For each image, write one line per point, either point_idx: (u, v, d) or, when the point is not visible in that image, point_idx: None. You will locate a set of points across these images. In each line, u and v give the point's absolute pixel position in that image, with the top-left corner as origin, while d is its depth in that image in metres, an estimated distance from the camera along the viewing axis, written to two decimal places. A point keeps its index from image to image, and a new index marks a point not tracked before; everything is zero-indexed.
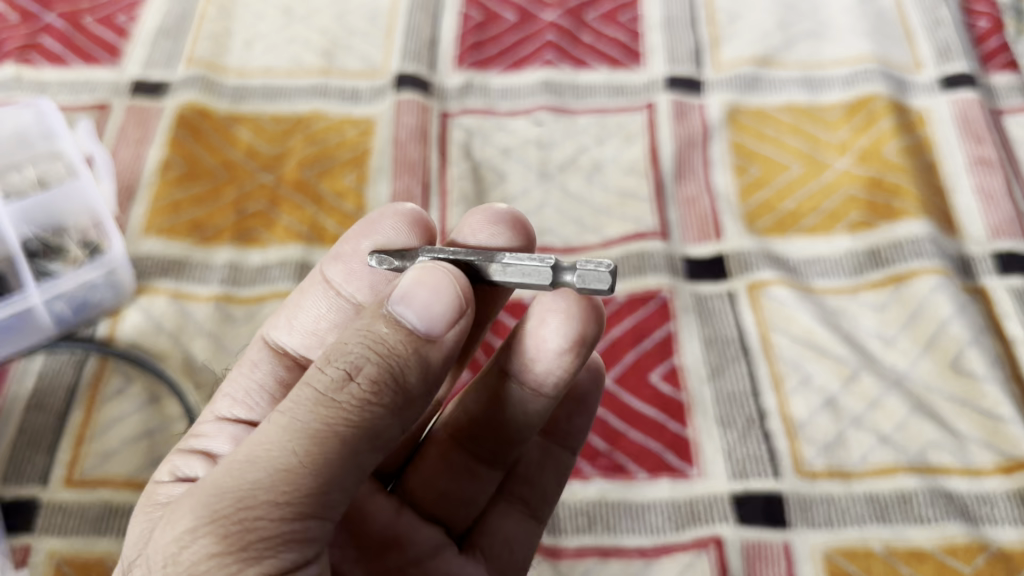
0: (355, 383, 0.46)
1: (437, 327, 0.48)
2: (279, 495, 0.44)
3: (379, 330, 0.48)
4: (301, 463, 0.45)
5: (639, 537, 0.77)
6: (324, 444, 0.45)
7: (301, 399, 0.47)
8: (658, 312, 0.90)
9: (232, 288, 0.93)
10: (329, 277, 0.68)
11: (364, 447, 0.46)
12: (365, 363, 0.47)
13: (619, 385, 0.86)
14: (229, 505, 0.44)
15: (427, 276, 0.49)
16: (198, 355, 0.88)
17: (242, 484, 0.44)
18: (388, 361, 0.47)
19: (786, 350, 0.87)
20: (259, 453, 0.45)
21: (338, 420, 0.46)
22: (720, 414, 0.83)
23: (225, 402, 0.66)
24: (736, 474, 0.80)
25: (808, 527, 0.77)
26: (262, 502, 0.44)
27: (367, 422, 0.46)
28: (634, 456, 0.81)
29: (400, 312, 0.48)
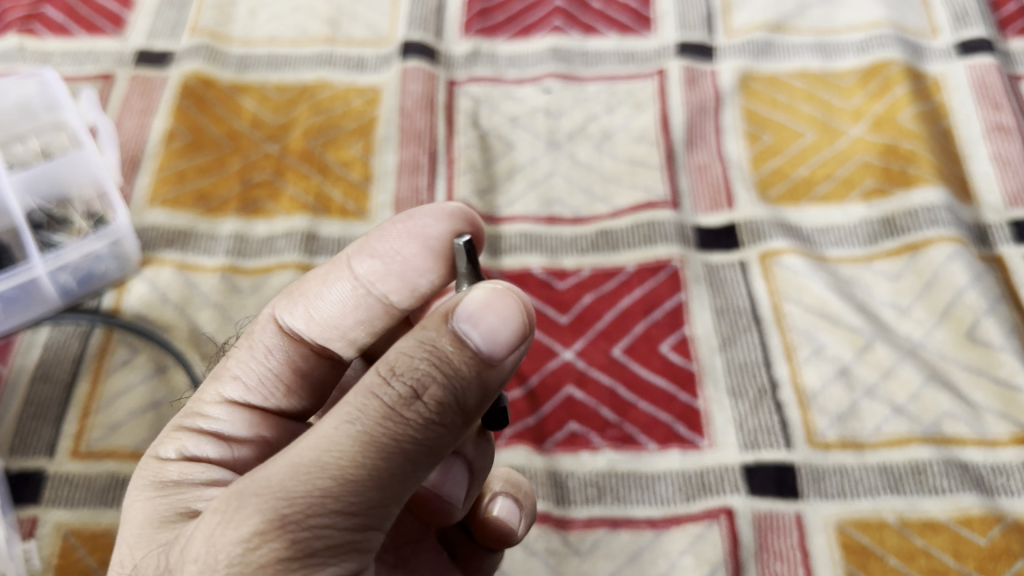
0: (422, 401, 0.44)
1: (499, 353, 0.46)
2: (348, 506, 0.43)
3: (444, 345, 0.45)
4: (370, 478, 0.43)
5: (649, 508, 0.76)
6: (392, 459, 0.43)
7: (361, 405, 0.44)
8: (668, 282, 0.89)
9: (238, 259, 0.92)
10: (358, 272, 0.58)
11: (423, 462, 0.45)
12: (433, 381, 0.44)
13: (628, 356, 0.85)
14: (297, 513, 0.42)
15: (497, 300, 0.46)
16: (204, 327, 0.87)
17: (312, 490, 0.42)
18: (454, 381, 0.45)
19: (798, 319, 0.86)
20: (323, 458, 0.42)
21: (406, 437, 0.44)
22: (731, 384, 0.82)
23: (234, 386, 0.57)
24: (748, 445, 0.79)
25: (821, 498, 0.76)
26: (330, 511, 0.42)
27: (429, 439, 0.45)
28: (643, 427, 0.80)
29: (463, 331, 0.45)
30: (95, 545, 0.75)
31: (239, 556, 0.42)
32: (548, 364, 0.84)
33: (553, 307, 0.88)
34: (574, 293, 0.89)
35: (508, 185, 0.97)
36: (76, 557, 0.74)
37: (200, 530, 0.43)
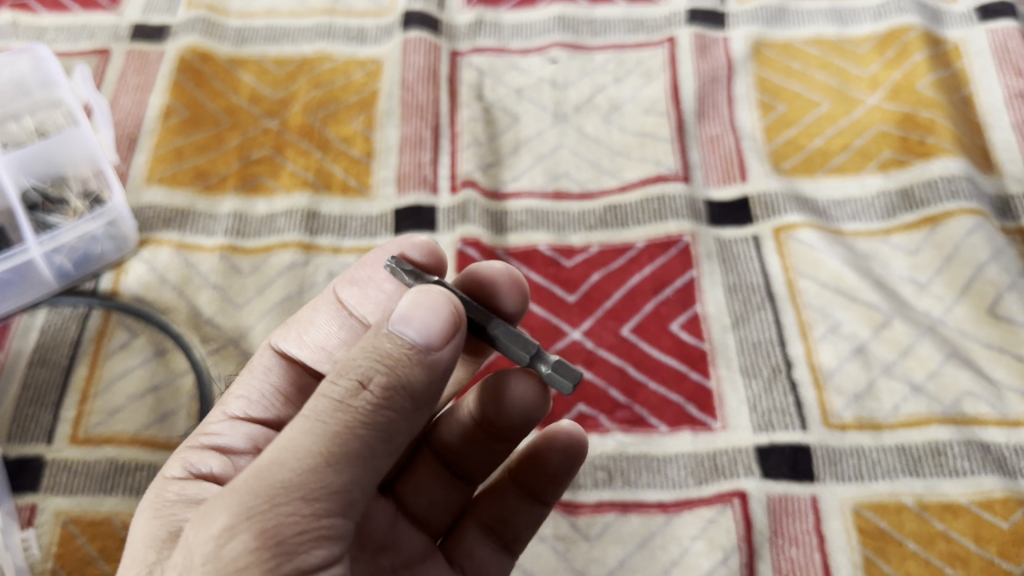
0: (368, 390, 0.45)
1: (433, 341, 0.46)
2: (309, 492, 0.43)
3: (384, 343, 0.46)
4: (325, 462, 0.43)
5: (660, 491, 0.74)
6: (345, 442, 0.44)
7: (314, 408, 0.45)
8: (679, 259, 0.87)
9: (237, 239, 0.90)
10: (341, 299, 0.65)
11: (380, 448, 0.45)
12: (375, 371, 0.45)
13: (637, 336, 0.82)
14: (262, 503, 0.42)
15: (424, 296, 0.47)
16: (204, 308, 0.85)
17: (273, 482, 0.43)
18: (396, 367, 0.45)
19: (813, 296, 0.83)
20: (282, 456, 0.44)
21: (357, 421, 0.44)
22: (744, 364, 0.80)
23: (238, 402, 0.63)
24: (762, 426, 0.77)
25: (837, 481, 0.74)
26: (293, 498, 0.43)
27: (382, 422, 0.45)
28: (654, 408, 0.78)
29: (398, 329, 0.46)
30: (95, 533, 0.73)
31: (212, 553, 0.42)
32: (555, 344, 0.82)
33: (559, 285, 0.86)
34: (582, 271, 0.87)
35: (514, 160, 0.95)
36: (76, 545, 0.73)
37: (182, 548, 0.44)
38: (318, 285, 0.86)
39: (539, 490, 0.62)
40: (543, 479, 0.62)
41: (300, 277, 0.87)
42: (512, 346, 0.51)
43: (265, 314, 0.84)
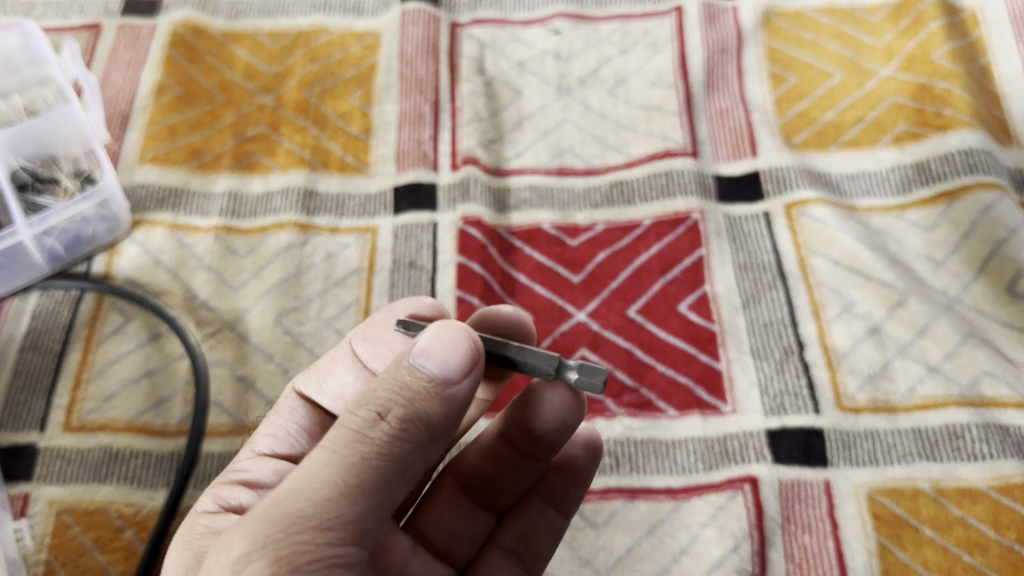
0: (385, 422, 0.45)
1: (452, 376, 0.46)
2: (324, 521, 0.43)
3: (403, 376, 0.46)
4: (341, 492, 0.44)
5: (668, 477, 0.72)
6: (361, 473, 0.44)
7: (333, 439, 0.46)
8: (687, 237, 0.84)
9: (233, 220, 0.87)
10: (358, 353, 0.63)
11: (396, 479, 0.46)
12: (392, 404, 0.46)
13: (644, 317, 0.80)
14: (279, 531, 0.43)
15: (446, 330, 0.46)
16: (199, 290, 0.83)
17: (290, 511, 0.44)
18: (413, 400, 0.46)
19: (826, 275, 0.81)
20: (301, 486, 0.44)
21: (372, 452, 0.45)
22: (755, 345, 0.78)
23: (265, 439, 0.62)
24: (773, 409, 0.74)
25: (851, 466, 0.72)
26: (308, 527, 0.43)
27: (397, 453, 0.45)
28: (661, 391, 0.76)
29: (418, 362, 0.46)
30: (89, 522, 0.72)
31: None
32: (559, 326, 0.80)
33: (564, 265, 0.83)
34: (587, 250, 0.84)
35: (517, 135, 0.92)
36: (70, 535, 0.71)
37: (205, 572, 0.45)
38: (316, 266, 0.84)
39: (557, 494, 0.61)
40: (566, 480, 0.61)
41: (297, 258, 0.84)
42: (536, 357, 0.47)
43: (262, 297, 0.82)
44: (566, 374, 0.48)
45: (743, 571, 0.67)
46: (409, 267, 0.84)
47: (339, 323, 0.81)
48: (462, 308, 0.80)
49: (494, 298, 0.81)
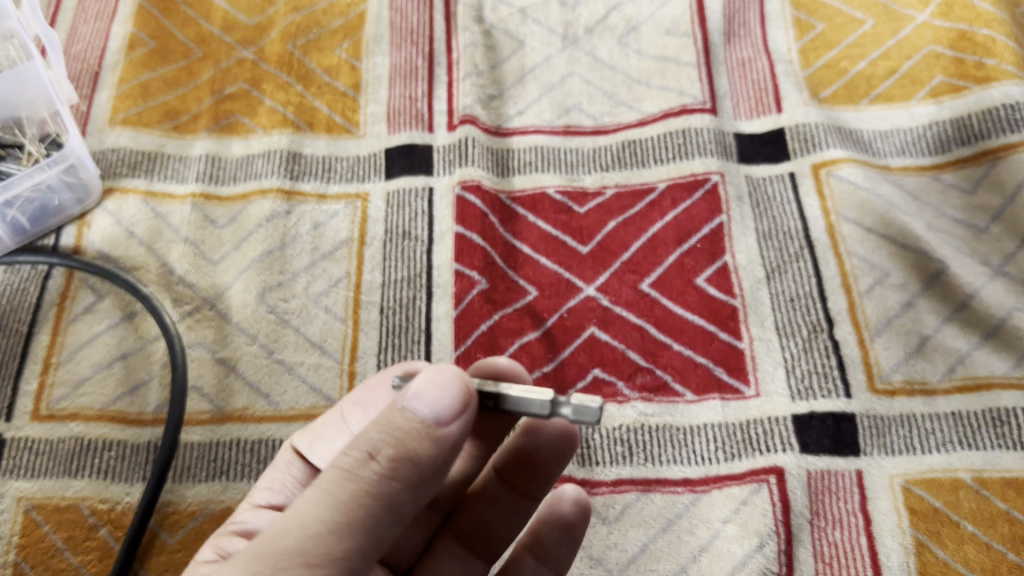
0: (376, 462, 0.40)
1: (444, 417, 0.41)
2: (310, 561, 0.39)
3: (395, 418, 0.41)
4: (332, 529, 0.40)
5: (685, 468, 0.66)
6: (352, 510, 0.40)
7: (324, 477, 0.41)
8: (706, 202, 0.77)
9: (212, 186, 0.81)
10: (349, 418, 0.56)
11: (390, 519, 0.41)
12: (384, 442, 0.41)
13: (658, 291, 0.74)
14: (265, 566, 0.39)
15: (437, 374, 0.41)
16: (175, 265, 0.76)
17: (274, 550, 0.39)
18: (406, 440, 0.41)
19: (857, 243, 0.74)
20: (289, 523, 0.40)
21: (364, 489, 0.40)
22: (780, 322, 0.71)
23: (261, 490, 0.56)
24: (800, 392, 0.68)
25: (884, 455, 0.66)
26: (297, 562, 0.39)
27: (389, 492, 0.40)
28: (678, 372, 0.70)
29: (410, 405, 0.41)
30: (59, 521, 0.66)
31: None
32: (566, 301, 0.74)
33: (571, 234, 0.77)
34: (596, 218, 0.78)
35: (519, 90, 0.85)
36: (40, 534, 0.66)
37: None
38: (302, 237, 0.77)
39: (552, 556, 0.55)
40: (559, 538, 0.54)
41: (281, 229, 0.78)
42: (526, 399, 0.42)
43: (244, 272, 0.76)
44: (558, 410, 0.41)
45: (768, 571, 0.62)
46: (403, 238, 0.77)
47: (328, 300, 0.74)
48: (460, 284, 0.74)
49: (496, 272, 0.75)
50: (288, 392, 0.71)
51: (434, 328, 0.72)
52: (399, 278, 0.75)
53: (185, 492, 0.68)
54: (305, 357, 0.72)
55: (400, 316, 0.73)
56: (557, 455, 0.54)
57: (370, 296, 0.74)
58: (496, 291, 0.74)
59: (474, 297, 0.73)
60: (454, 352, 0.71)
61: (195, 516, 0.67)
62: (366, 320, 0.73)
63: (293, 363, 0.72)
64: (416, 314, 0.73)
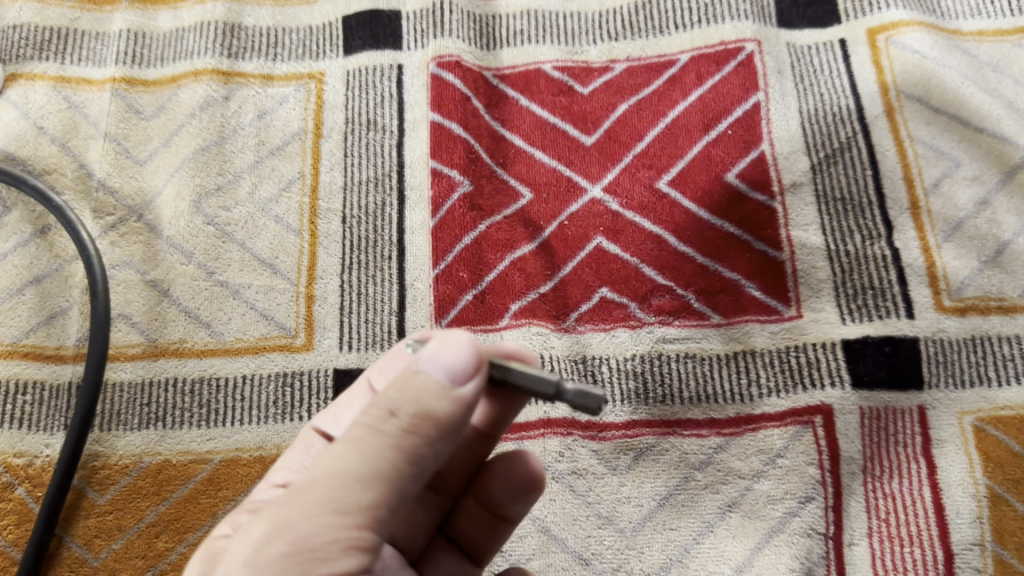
0: (398, 418, 0.33)
1: (463, 374, 0.33)
2: (340, 507, 0.33)
3: (411, 378, 0.34)
4: (359, 479, 0.33)
5: (712, 406, 0.55)
6: (377, 462, 0.33)
7: (346, 432, 0.34)
8: (738, 77, 0.64)
9: (136, 69, 0.67)
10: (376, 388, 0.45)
11: (421, 475, 0.34)
12: (405, 396, 0.33)
13: (680, 189, 0.61)
14: (296, 512, 0.33)
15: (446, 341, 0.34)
16: (95, 167, 0.63)
17: (302, 499, 0.33)
18: (426, 397, 0.33)
19: (920, 127, 0.61)
20: (318, 473, 0.33)
21: (387, 447, 0.33)
22: (827, 224, 0.59)
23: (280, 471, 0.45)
24: (851, 313, 0.56)
25: (952, 387, 0.54)
26: (327, 510, 0.33)
27: (415, 448, 0.33)
28: (703, 290, 0.58)
29: (426, 366, 0.34)
30: None
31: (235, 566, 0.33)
32: (568, 206, 0.61)
33: (572, 121, 0.64)
34: (603, 99, 0.64)
35: None
36: None
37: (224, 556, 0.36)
38: (245, 128, 0.64)
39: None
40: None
41: (220, 119, 0.64)
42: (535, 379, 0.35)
43: (177, 174, 0.63)
44: (562, 390, 0.33)
45: (813, 532, 0.52)
46: (367, 127, 0.64)
47: (278, 207, 0.62)
48: (438, 185, 0.61)
49: (482, 170, 0.62)
50: (233, 321, 0.59)
51: (408, 241, 0.60)
52: (365, 178, 0.62)
53: (116, 443, 0.56)
54: (253, 277, 0.60)
55: (366, 227, 0.61)
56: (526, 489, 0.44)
57: (330, 202, 0.61)
58: (483, 193, 0.61)
59: (457, 201, 0.61)
60: (432, 270, 0.59)
61: (128, 471, 0.56)
62: (326, 232, 0.61)
63: (239, 285, 0.59)
64: (386, 223, 0.61)
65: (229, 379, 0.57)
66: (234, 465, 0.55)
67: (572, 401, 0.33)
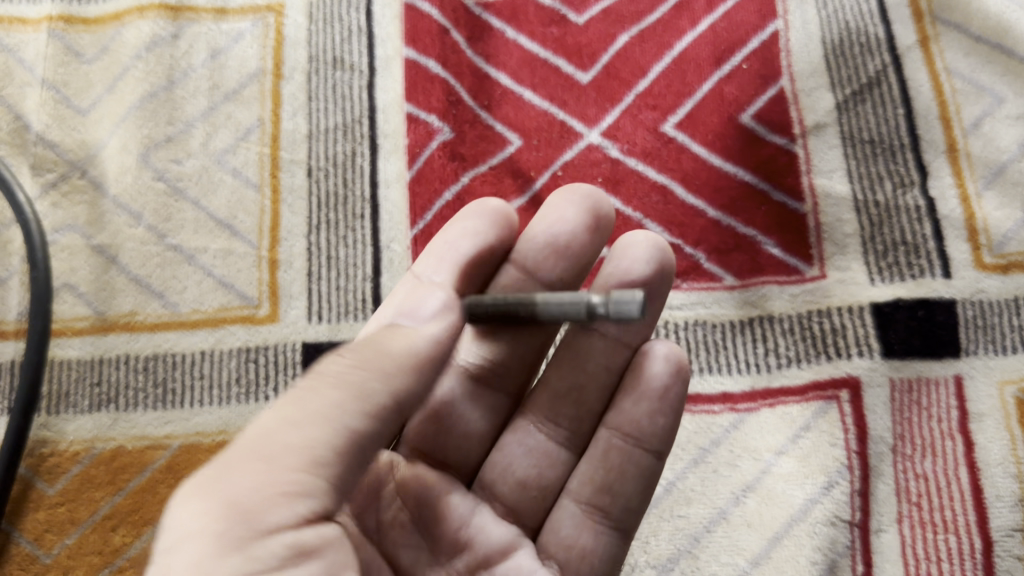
0: (341, 361, 0.32)
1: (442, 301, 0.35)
2: (271, 451, 0.30)
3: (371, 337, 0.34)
4: (291, 420, 0.30)
5: (725, 379, 0.49)
6: (309, 402, 0.31)
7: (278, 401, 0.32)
8: (753, 3, 0.57)
9: (75, 5, 0.59)
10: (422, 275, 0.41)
11: (375, 421, 0.31)
12: (355, 344, 0.33)
13: (687, 133, 0.54)
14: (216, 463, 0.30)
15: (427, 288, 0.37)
16: (32, 118, 0.56)
17: (235, 452, 0.30)
18: (379, 340, 0.33)
19: (957, 58, 0.54)
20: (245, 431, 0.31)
21: (329, 386, 0.31)
22: (853, 171, 0.52)
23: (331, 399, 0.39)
24: (880, 272, 0.50)
25: (993, 353, 0.48)
26: (256, 457, 0.30)
27: (362, 382, 0.31)
28: (714, 249, 0.52)
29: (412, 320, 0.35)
30: None
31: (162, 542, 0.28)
32: (562, 154, 0.54)
33: (566, 56, 0.57)
34: (602, 29, 0.57)
35: None
36: None
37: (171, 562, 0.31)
38: (197, 70, 0.57)
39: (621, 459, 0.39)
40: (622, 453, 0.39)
41: (170, 61, 0.57)
42: (562, 305, 0.34)
43: (123, 123, 0.56)
44: (595, 310, 0.33)
45: (837, 521, 0.46)
46: (334, 66, 0.57)
47: (235, 159, 0.55)
48: (415, 133, 0.55)
49: (466, 114, 0.55)
50: (188, 290, 0.52)
51: (382, 196, 0.54)
52: (332, 125, 0.55)
53: (65, 427, 0.49)
54: (209, 241, 0.53)
55: (335, 181, 0.54)
56: (606, 416, 0.40)
57: (293, 152, 0.55)
58: (466, 140, 0.55)
59: (437, 150, 0.54)
60: (411, 230, 0.53)
61: (80, 459, 0.49)
62: (289, 187, 0.54)
63: (193, 250, 0.53)
64: (357, 175, 0.54)
65: (186, 356, 0.51)
66: (195, 451, 0.49)
67: (602, 314, 0.33)
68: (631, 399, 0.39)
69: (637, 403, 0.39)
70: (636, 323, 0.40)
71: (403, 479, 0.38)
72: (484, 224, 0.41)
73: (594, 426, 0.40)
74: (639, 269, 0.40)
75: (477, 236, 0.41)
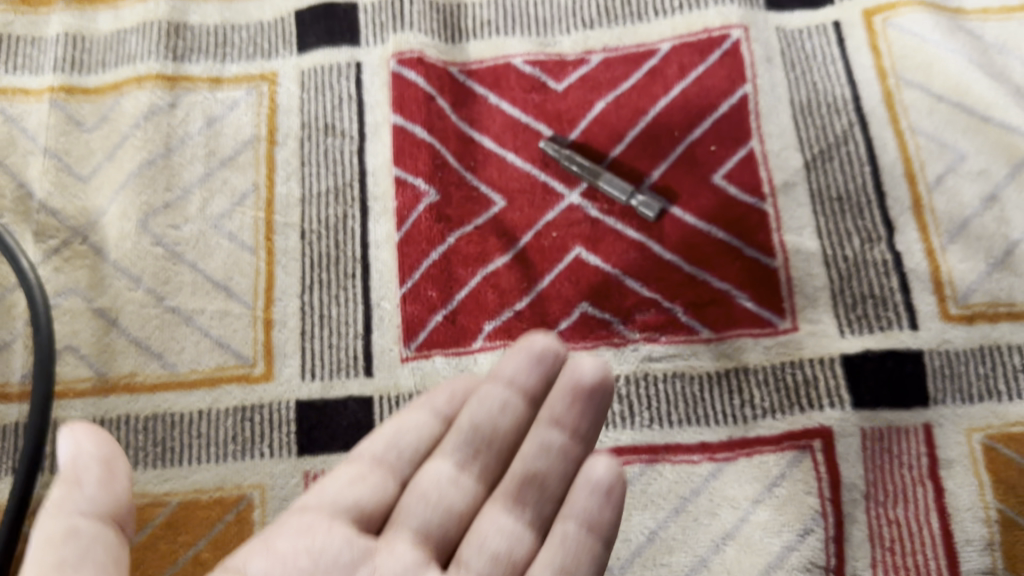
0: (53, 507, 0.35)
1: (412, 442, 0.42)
2: None
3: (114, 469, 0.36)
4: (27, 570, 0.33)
5: (704, 429, 0.51)
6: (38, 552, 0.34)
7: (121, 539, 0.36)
8: (724, 68, 0.59)
9: (76, 77, 0.62)
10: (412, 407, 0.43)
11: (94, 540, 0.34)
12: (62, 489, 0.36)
13: (664, 193, 0.57)
14: None
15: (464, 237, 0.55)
16: (34, 186, 0.59)
17: None
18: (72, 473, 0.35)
19: (921, 116, 0.57)
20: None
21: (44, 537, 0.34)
22: (823, 231, 0.55)
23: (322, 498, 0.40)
24: (850, 325, 0.52)
25: (961, 402, 0.50)
26: None
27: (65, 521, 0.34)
28: (691, 302, 0.54)
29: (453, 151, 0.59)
30: None
31: None
32: (544, 214, 0.57)
33: (546, 121, 0.59)
34: (580, 95, 0.60)
35: None
36: None
37: None
38: (194, 137, 0.60)
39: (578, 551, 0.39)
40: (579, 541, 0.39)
41: (167, 129, 0.60)
42: None
43: (123, 189, 0.58)
44: None
45: (813, 566, 0.48)
46: (326, 132, 0.59)
47: (231, 223, 0.57)
48: (403, 196, 0.57)
49: (452, 176, 0.58)
50: (186, 350, 0.54)
51: (373, 257, 0.56)
52: (324, 189, 0.58)
53: None
54: (206, 302, 0.55)
55: (327, 242, 0.56)
56: (565, 502, 0.40)
57: (287, 216, 0.57)
58: (452, 202, 0.57)
59: (424, 214, 0.57)
60: (399, 289, 0.55)
61: None
62: (283, 249, 0.56)
63: (191, 311, 0.55)
64: (349, 238, 0.56)
65: (183, 415, 0.52)
66: (192, 508, 0.50)
67: None
68: (583, 490, 0.40)
69: (590, 494, 0.40)
70: (589, 419, 0.42)
71: (382, 564, 0.38)
72: (452, 388, 0.44)
73: (554, 516, 0.41)
74: (589, 376, 0.42)
75: (450, 391, 0.43)
